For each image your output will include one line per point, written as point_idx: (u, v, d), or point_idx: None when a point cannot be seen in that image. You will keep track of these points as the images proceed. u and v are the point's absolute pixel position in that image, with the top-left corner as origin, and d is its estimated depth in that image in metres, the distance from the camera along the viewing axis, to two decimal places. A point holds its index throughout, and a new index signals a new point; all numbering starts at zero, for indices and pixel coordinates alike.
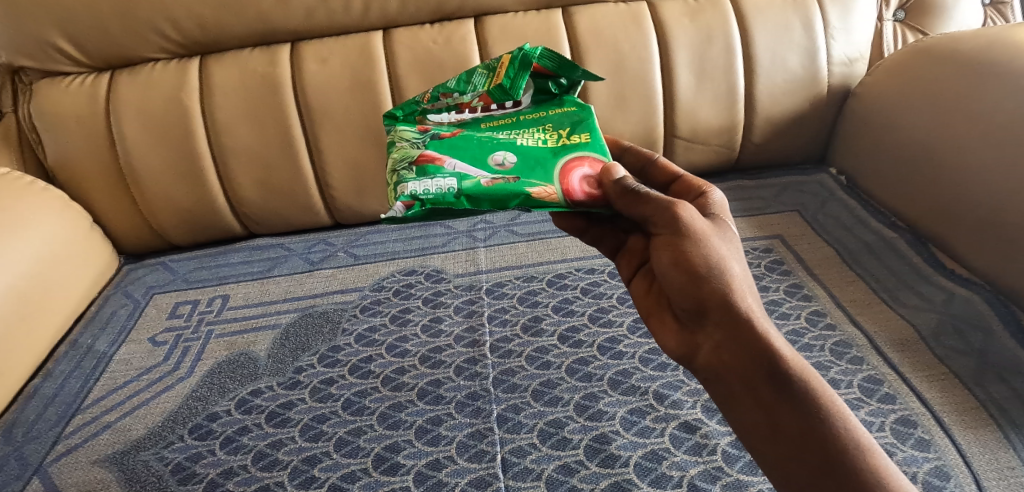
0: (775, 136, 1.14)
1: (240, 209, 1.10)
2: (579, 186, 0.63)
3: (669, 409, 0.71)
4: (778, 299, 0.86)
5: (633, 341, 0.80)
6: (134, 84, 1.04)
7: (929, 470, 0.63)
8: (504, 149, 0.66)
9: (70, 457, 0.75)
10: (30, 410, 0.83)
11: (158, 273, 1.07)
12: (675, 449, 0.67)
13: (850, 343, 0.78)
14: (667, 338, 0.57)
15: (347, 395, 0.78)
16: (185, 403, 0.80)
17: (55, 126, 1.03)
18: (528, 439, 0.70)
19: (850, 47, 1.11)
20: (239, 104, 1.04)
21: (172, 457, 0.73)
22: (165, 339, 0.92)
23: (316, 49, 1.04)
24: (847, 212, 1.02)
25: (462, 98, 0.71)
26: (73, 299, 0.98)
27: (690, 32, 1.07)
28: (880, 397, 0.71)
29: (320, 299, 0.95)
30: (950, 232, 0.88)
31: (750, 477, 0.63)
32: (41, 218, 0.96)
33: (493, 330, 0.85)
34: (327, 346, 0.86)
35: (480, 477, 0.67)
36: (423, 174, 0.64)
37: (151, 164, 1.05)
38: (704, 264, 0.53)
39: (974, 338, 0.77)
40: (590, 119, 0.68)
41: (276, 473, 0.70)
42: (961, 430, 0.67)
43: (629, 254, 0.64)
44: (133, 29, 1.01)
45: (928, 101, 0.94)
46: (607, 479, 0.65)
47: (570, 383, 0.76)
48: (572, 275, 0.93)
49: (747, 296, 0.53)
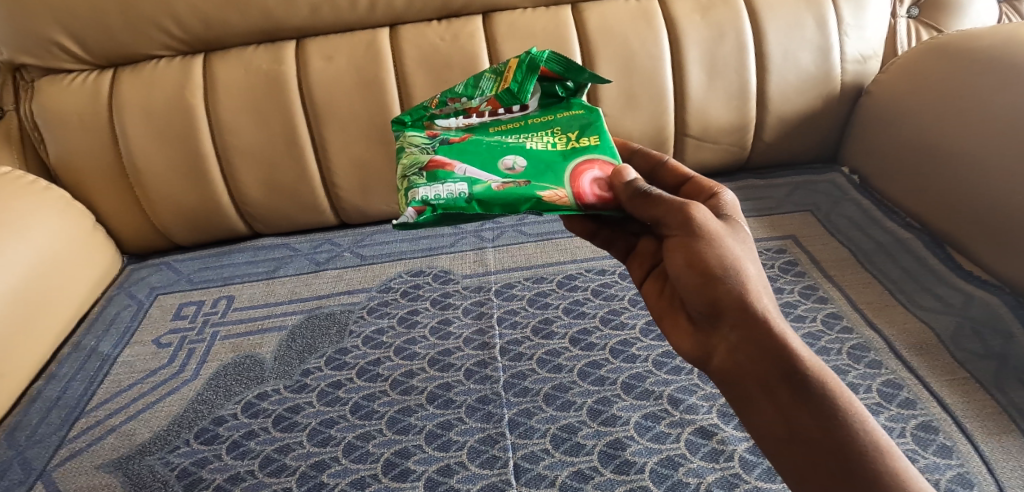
0: (787, 135, 1.12)
1: (245, 209, 1.09)
2: (589, 189, 0.61)
3: (685, 414, 0.70)
4: (793, 301, 0.85)
5: (645, 344, 0.79)
6: (137, 82, 1.02)
7: (952, 477, 0.62)
8: (513, 153, 0.64)
9: (74, 461, 0.74)
10: (33, 413, 0.82)
11: (162, 274, 1.06)
12: (691, 456, 0.66)
13: (868, 347, 0.77)
14: (681, 341, 0.55)
15: (355, 399, 0.77)
16: (191, 406, 0.79)
17: (57, 124, 1.02)
18: (540, 444, 0.68)
19: (863, 44, 1.09)
20: (244, 102, 1.03)
21: (178, 462, 0.72)
22: (170, 341, 0.91)
23: (321, 47, 1.03)
24: (860, 212, 1.01)
25: (471, 102, 0.69)
26: (76, 300, 0.97)
27: (701, 29, 1.05)
28: (900, 403, 0.70)
29: (326, 300, 0.94)
30: (966, 233, 0.87)
31: (768, 484, 0.62)
32: (42, 219, 0.95)
33: (503, 333, 0.83)
34: (334, 348, 0.85)
35: (492, 484, 0.65)
36: (434, 180, 0.62)
37: (154, 163, 1.04)
38: (718, 264, 0.52)
39: (994, 341, 0.76)
40: (599, 122, 0.67)
41: (284, 479, 0.68)
42: (983, 437, 0.66)
43: (640, 257, 0.63)
44: (135, 26, 1.00)
45: (942, 101, 0.93)
46: (622, 485, 0.64)
47: (583, 387, 0.74)
48: (582, 276, 0.91)
49: (763, 297, 0.51)
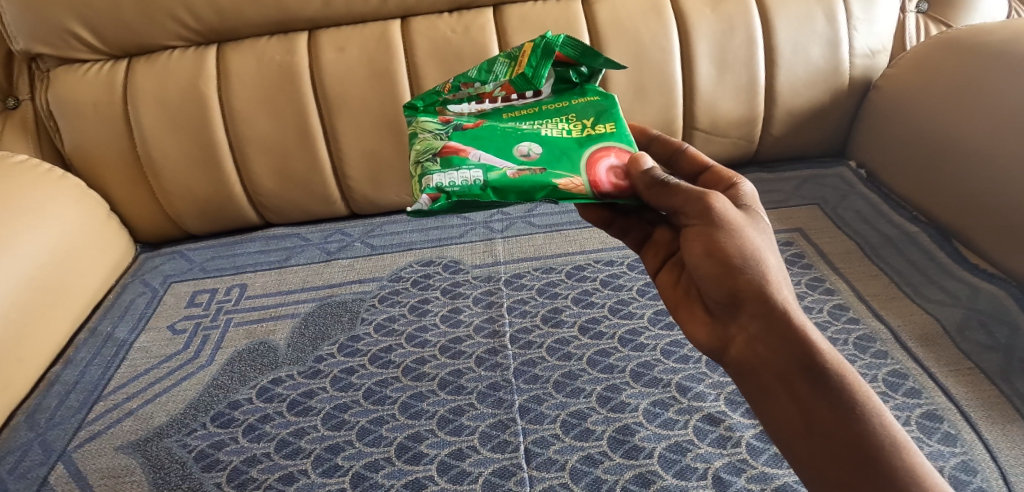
0: (796, 129, 1.13)
1: (257, 198, 1.10)
2: (605, 177, 0.62)
3: (693, 401, 0.71)
4: (801, 292, 0.86)
5: (654, 334, 0.80)
6: (152, 72, 1.03)
7: (956, 464, 0.63)
8: (528, 140, 0.65)
9: (94, 443, 0.75)
10: (53, 396, 0.84)
11: (175, 262, 1.07)
12: (699, 441, 0.67)
13: (874, 337, 0.78)
14: (698, 331, 0.57)
15: (368, 385, 0.78)
16: (206, 390, 0.80)
17: (73, 113, 1.03)
18: (550, 429, 0.70)
19: (872, 39, 1.09)
20: (257, 93, 1.04)
21: (195, 444, 0.73)
22: (184, 327, 0.92)
23: (334, 37, 1.04)
24: (868, 206, 1.01)
25: (484, 88, 0.71)
26: (92, 287, 0.98)
27: (711, 23, 1.06)
28: (905, 392, 0.71)
29: (338, 289, 0.95)
30: (974, 227, 0.87)
31: (775, 470, 0.63)
32: (58, 208, 0.96)
33: (513, 321, 0.84)
34: (347, 336, 0.86)
35: (503, 468, 0.67)
36: (448, 166, 0.63)
37: (168, 152, 1.05)
38: (739, 254, 0.53)
39: (1000, 332, 0.77)
40: (614, 109, 0.68)
41: (299, 461, 0.70)
42: (987, 425, 0.67)
43: (655, 247, 0.65)
44: (150, 17, 1.01)
45: (952, 95, 0.93)
46: (631, 470, 0.65)
47: (592, 374, 0.75)
48: (591, 266, 0.92)
49: (782, 287, 0.52)
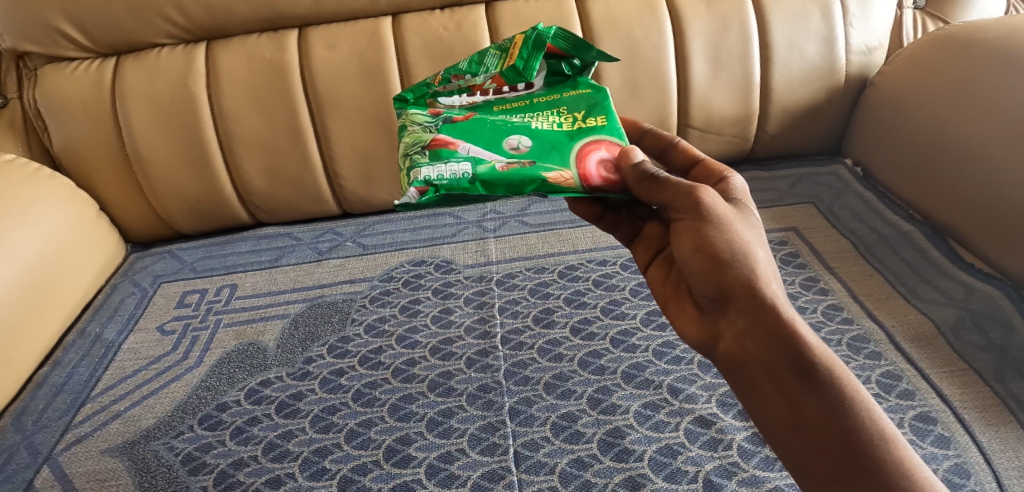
0: (791, 127, 1.12)
1: (248, 197, 1.09)
2: (595, 171, 0.61)
3: (684, 403, 0.70)
4: (795, 292, 0.85)
5: (646, 334, 0.79)
6: (141, 70, 1.02)
7: (949, 467, 0.62)
8: (518, 133, 0.64)
9: (80, 446, 0.75)
10: (39, 398, 0.83)
11: (165, 262, 1.06)
12: (690, 444, 0.66)
13: (867, 338, 0.77)
14: (688, 327, 0.56)
15: (357, 386, 0.77)
16: (195, 393, 0.80)
17: (61, 112, 1.02)
18: (540, 432, 0.69)
19: (869, 35, 1.08)
20: (248, 91, 1.03)
21: (182, 447, 0.73)
22: (174, 328, 0.92)
23: (325, 35, 1.03)
24: (863, 204, 1.01)
25: (475, 80, 0.69)
26: (81, 288, 0.97)
27: (706, 20, 1.05)
28: (898, 394, 0.70)
29: (330, 288, 0.94)
30: (968, 225, 0.87)
31: (767, 473, 0.63)
32: (45, 209, 0.95)
33: (504, 322, 0.84)
34: (337, 337, 0.85)
35: (493, 471, 0.66)
36: (437, 159, 0.63)
37: (158, 151, 1.04)
38: (727, 249, 0.52)
39: (994, 333, 0.76)
40: (606, 102, 0.67)
41: (287, 465, 0.69)
42: (981, 428, 0.66)
43: (646, 241, 0.64)
44: (138, 14, 1.00)
45: (950, 93, 0.92)
46: (621, 473, 0.64)
47: (583, 376, 0.75)
48: (583, 266, 0.92)
49: (771, 282, 0.51)
